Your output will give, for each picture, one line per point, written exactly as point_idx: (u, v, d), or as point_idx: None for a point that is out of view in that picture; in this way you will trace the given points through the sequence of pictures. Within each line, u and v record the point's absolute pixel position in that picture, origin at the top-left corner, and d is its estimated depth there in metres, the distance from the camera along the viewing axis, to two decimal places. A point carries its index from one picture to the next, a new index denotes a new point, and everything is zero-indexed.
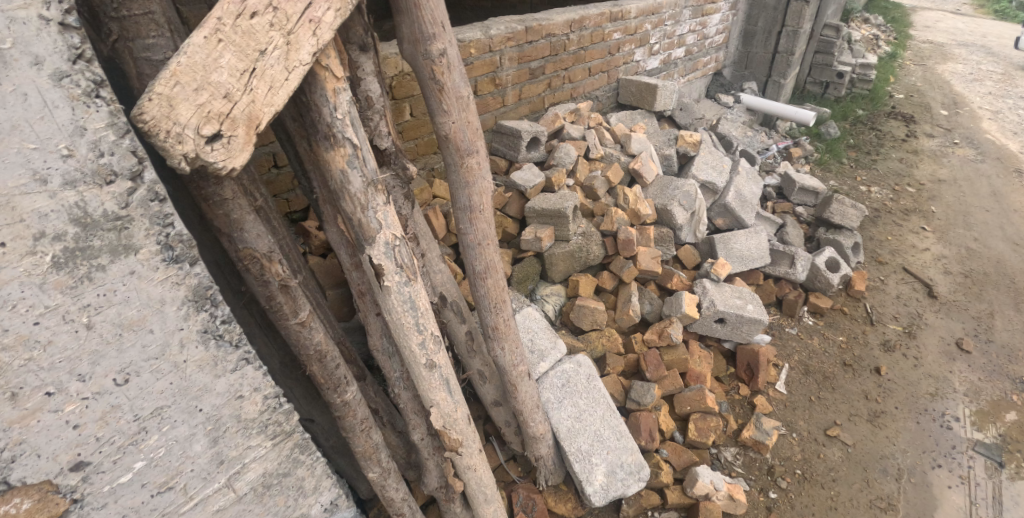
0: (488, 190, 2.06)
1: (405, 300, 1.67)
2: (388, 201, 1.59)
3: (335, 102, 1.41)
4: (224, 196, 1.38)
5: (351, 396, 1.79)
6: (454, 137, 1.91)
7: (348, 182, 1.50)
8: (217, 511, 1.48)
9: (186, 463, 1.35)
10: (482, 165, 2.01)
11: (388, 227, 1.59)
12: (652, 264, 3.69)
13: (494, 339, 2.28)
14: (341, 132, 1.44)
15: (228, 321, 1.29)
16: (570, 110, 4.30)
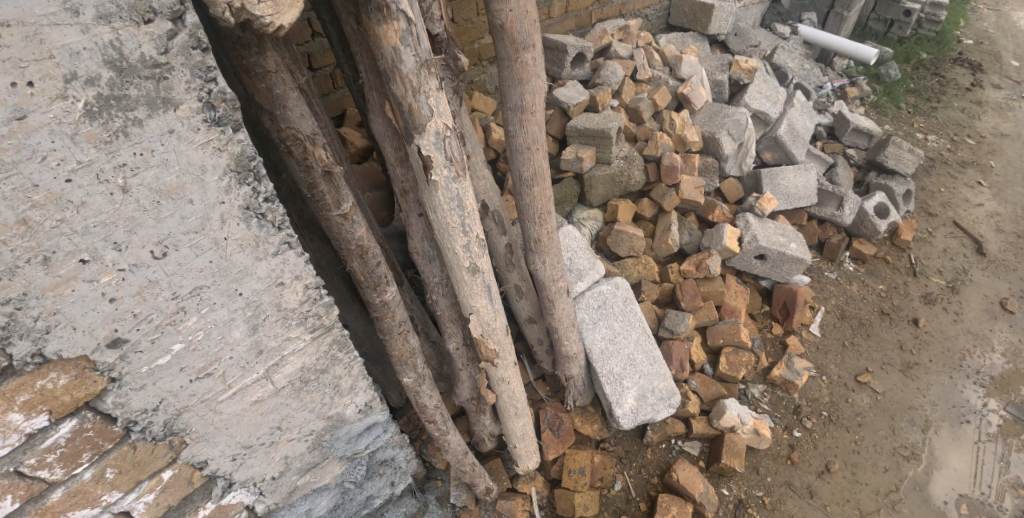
0: (540, 91, 1.92)
1: (452, 196, 1.59)
2: (441, 87, 1.45)
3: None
4: (268, 68, 1.26)
5: (390, 296, 1.74)
6: (510, 28, 1.73)
7: (400, 63, 1.35)
8: (255, 402, 1.52)
9: (224, 349, 1.34)
10: (537, 62, 1.85)
11: (440, 116, 1.46)
12: (695, 194, 3.53)
13: (535, 252, 2.21)
14: (395, 4, 1.28)
15: (271, 200, 1.20)
16: (619, 28, 3.98)
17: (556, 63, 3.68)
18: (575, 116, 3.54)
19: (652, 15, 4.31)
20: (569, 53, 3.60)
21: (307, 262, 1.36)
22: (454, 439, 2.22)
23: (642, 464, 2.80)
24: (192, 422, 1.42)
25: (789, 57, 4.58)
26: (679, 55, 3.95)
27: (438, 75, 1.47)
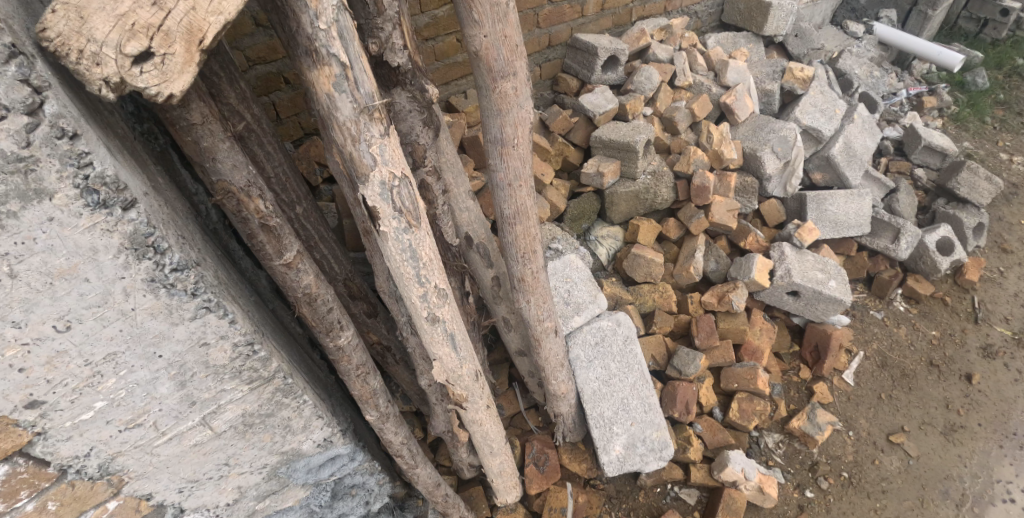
0: (524, 121, 1.73)
1: (403, 248, 1.48)
2: (386, 132, 1.32)
3: (316, 6, 1.12)
4: (193, 121, 1.20)
5: (346, 341, 1.68)
6: (485, 55, 1.56)
7: (337, 108, 1.25)
8: (195, 445, 1.53)
9: (151, 403, 1.36)
10: (520, 91, 1.66)
11: (385, 165, 1.34)
12: (727, 217, 3.25)
13: (519, 291, 2.06)
14: (325, 48, 1.16)
15: (181, 269, 1.18)
16: (658, 27, 3.62)
17: (587, 66, 3.42)
18: (601, 125, 3.30)
19: (701, 12, 3.94)
20: (600, 56, 3.33)
21: (234, 322, 1.33)
22: (424, 472, 2.17)
23: (632, 506, 2.66)
24: (129, 463, 1.46)
25: (857, 62, 4.06)
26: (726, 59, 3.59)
27: (389, 119, 1.34)
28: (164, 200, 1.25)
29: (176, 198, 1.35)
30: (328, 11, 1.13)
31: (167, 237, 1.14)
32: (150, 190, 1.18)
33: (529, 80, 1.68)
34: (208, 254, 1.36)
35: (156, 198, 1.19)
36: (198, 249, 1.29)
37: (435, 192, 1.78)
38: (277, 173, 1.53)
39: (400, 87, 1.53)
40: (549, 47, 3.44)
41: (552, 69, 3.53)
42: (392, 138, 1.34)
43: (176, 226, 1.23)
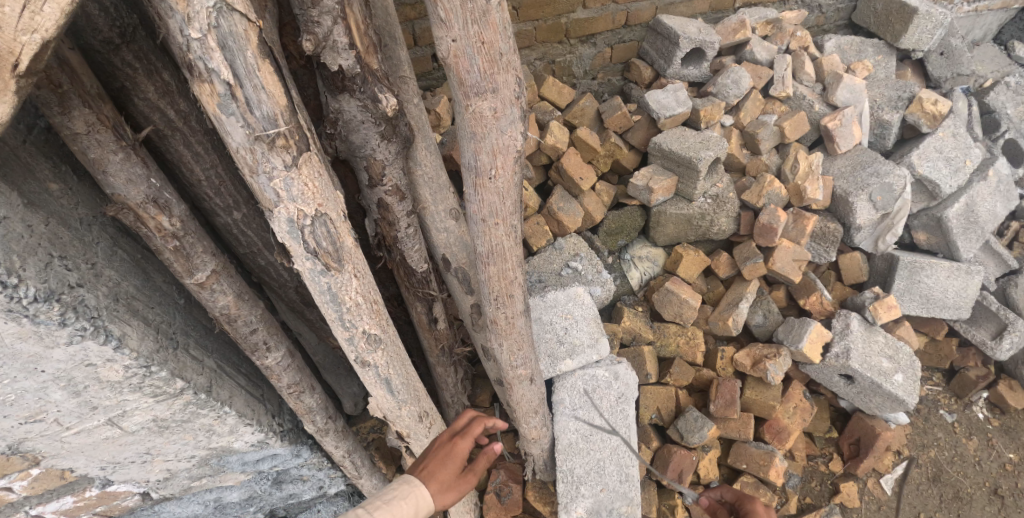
0: (508, 149, 1.36)
1: (320, 290, 1.27)
2: (294, 163, 1.08)
3: (184, 8, 0.88)
4: (76, 130, 1.03)
5: (273, 362, 1.55)
6: (454, 64, 1.23)
7: (227, 132, 1.03)
8: (105, 437, 1.48)
9: (47, 404, 1.28)
10: (501, 112, 1.30)
11: (291, 202, 1.11)
12: (790, 268, 2.77)
13: (491, 331, 1.81)
14: (201, 61, 0.93)
15: (45, 299, 1.03)
16: (765, 20, 3.05)
17: (665, 55, 2.91)
18: (665, 130, 2.82)
19: (827, 5, 3.27)
20: (682, 47, 2.81)
21: (122, 348, 1.20)
22: (367, 484, 2.10)
23: None
24: (38, 445, 1.42)
25: (1013, 99, 3.26)
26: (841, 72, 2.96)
27: (303, 146, 1.10)
28: (50, 212, 1.07)
29: (84, 202, 1.19)
30: (198, 14, 0.89)
31: (22, 268, 0.98)
32: (20, 209, 1.00)
33: (517, 98, 1.32)
34: (108, 265, 1.21)
35: (28, 215, 1.01)
36: (89, 263, 1.15)
37: (396, 213, 1.53)
38: (208, 176, 1.36)
39: (348, 94, 1.29)
40: (625, 27, 2.96)
41: (626, 52, 3.03)
42: (303, 170, 1.10)
43: (56, 244, 1.06)
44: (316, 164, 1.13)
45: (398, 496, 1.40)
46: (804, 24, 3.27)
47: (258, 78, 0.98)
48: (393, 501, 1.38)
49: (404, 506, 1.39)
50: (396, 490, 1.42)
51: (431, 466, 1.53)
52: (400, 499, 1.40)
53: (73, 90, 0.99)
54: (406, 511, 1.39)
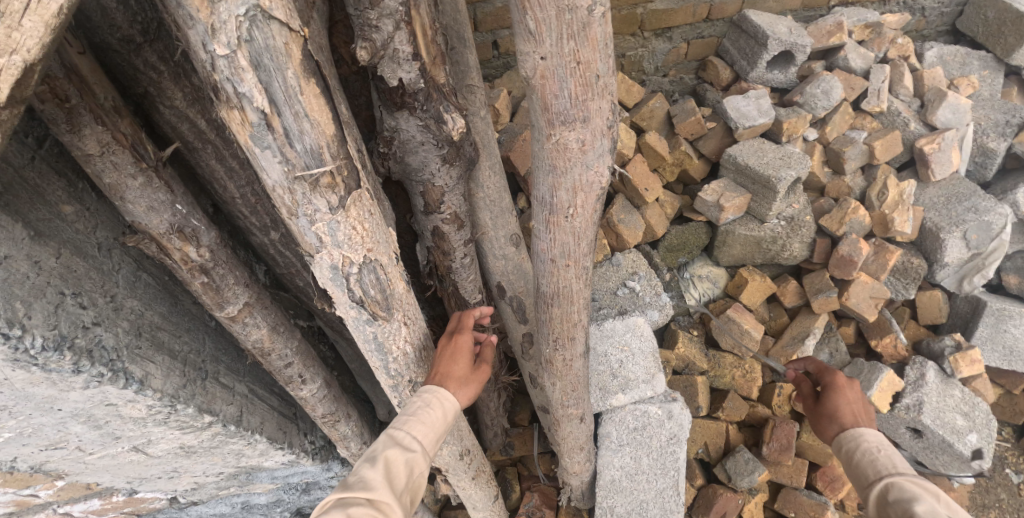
0: (591, 186, 1.16)
1: (366, 339, 1.13)
2: (341, 205, 0.89)
3: (207, 17, 0.68)
4: (89, 151, 0.87)
5: (308, 393, 1.44)
6: (540, 86, 1.01)
7: (262, 168, 0.83)
8: (131, 460, 1.41)
9: (68, 435, 1.20)
10: (589, 145, 1.09)
11: (336, 247, 0.93)
12: (865, 305, 2.51)
13: (545, 370, 1.67)
14: (229, 83, 0.73)
15: (55, 348, 0.91)
16: (863, 23, 2.71)
17: (749, 56, 2.60)
18: (742, 141, 2.55)
19: (931, 7, 2.89)
20: (770, 49, 2.50)
21: (144, 389, 1.09)
22: None
23: None
24: (61, 465, 1.36)
25: None
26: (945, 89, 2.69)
27: (353, 183, 0.91)
28: (63, 241, 0.96)
29: (104, 223, 1.07)
30: (226, 23, 0.68)
31: (27, 316, 0.87)
32: (24, 244, 0.89)
33: (610, 127, 1.09)
34: (131, 295, 1.10)
35: (35, 250, 0.90)
36: (107, 296, 1.04)
37: (452, 242, 1.35)
38: (242, 193, 1.19)
39: (407, 111, 1.07)
40: (706, 20, 2.65)
41: (702, 48, 2.73)
42: (352, 212, 0.92)
43: (69, 280, 0.96)
44: (367, 204, 0.95)
45: (421, 406, 1.13)
46: (904, 27, 2.93)
47: (300, 104, 0.77)
48: (417, 413, 1.12)
49: (432, 416, 1.12)
50: (416, 399, 1.14)
51: (440, 363, 1.21)
52: (423, 408, 1.12)
53: (83, 104, 0.83)
54: (434, 419, 1.12)
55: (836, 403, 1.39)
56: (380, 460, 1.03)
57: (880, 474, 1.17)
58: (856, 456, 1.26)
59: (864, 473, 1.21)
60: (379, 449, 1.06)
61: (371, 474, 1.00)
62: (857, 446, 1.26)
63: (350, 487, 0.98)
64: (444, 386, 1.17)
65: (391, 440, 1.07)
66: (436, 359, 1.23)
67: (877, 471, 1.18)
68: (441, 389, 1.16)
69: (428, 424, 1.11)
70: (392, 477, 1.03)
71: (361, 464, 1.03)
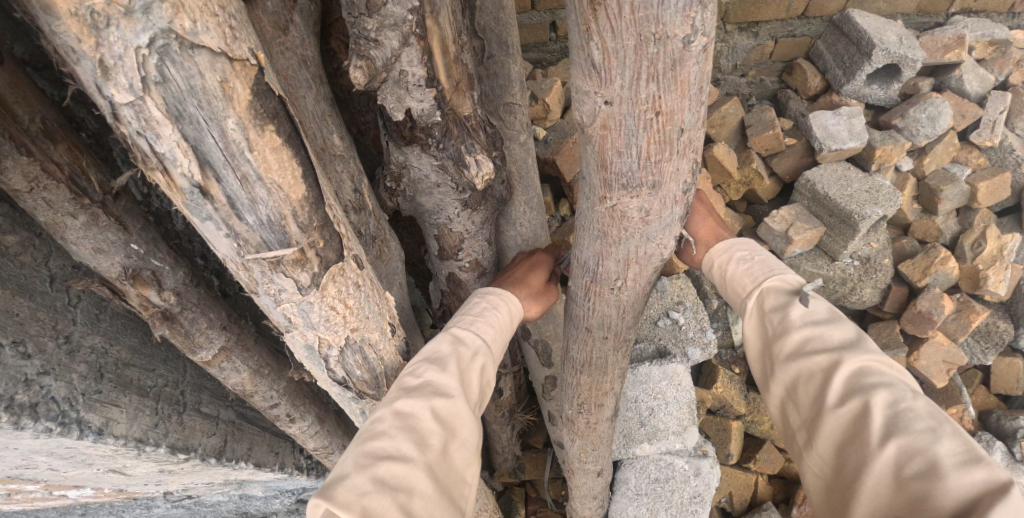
0: (651, 258, 0.91)
1: (354, 412, 0.97)
2: (317, 283, 0.73)
3: (94, 49, 0.49)
4: (14, 186, 0.75)
5: (298, 430, 1.28)
6: (597, 138, 0.75)
7: (208, 240, 0.67)
8: (112, 475, 1.35)
9: (32, 462, 1.14)
10: (653, 215, 0.83)
11: (310, 329, 0.77)
12: (936, 369, 2.25)
13: (566, 426, 1.47)
14: (142, 139, 0.56)
15: None
16: (987, 40, 2.35)
17: (846, 65, 2.21)
18: (824, 164, 2.19)
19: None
20: (875, 60, 2.11)
21: (99, 438, 1.00)
22: None
23: None
24: (39, 476, 1.30)
25: None
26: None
27: (332, 255, 0.74)
28: (1, 281, 0.89)
29: (58, 251, 0.98)
30: (122, 58, 0.50)
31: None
32: None
33: (685, 192, 0.83)
34: (91, 332, 1.02)
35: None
36: (61, 337, 0.97)
37: (470, 290, 1.15)
38: None
39: (419, 147, 0.85)
40: (800, 18, 2.28)
41: (791, 49, 2.35)
42: (329, 291, 0.75)
43: (8, 328, 0.89)
44: (352, 277, 0.78)
45: (487, 306, 0.94)
46: None
47: (249, 163, 0.60)
48: (485, 312, 0.92)
49: (501, 319, 0.93)
50: (479, 298, 0.96)
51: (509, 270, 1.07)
52: (491, 308, 0.94)
53: (1, 130, 0.70)
54: (503, 323, 0.93)
55: (699, 221, 1.06)
56: (448, 361, 0.79)
57: (749, 286, 0.91)
58: (723, 275, 0.98)
59: (732, 293, 0.94)
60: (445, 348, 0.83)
61: (441, 376, 0.77)
62: (720, 258, 0.99)
63: (411, 392, 0.74)
64: (513, 286, 1.01)
65: (457, 338, 0.85)
66: (501, 270, 1.09)
67: (747, 285, 0.92)
68: (508, 290, 1.00)
69: (497, 326, 0.92)
70: (464, 384, 0.79)
71: (421, 364, 0.79)
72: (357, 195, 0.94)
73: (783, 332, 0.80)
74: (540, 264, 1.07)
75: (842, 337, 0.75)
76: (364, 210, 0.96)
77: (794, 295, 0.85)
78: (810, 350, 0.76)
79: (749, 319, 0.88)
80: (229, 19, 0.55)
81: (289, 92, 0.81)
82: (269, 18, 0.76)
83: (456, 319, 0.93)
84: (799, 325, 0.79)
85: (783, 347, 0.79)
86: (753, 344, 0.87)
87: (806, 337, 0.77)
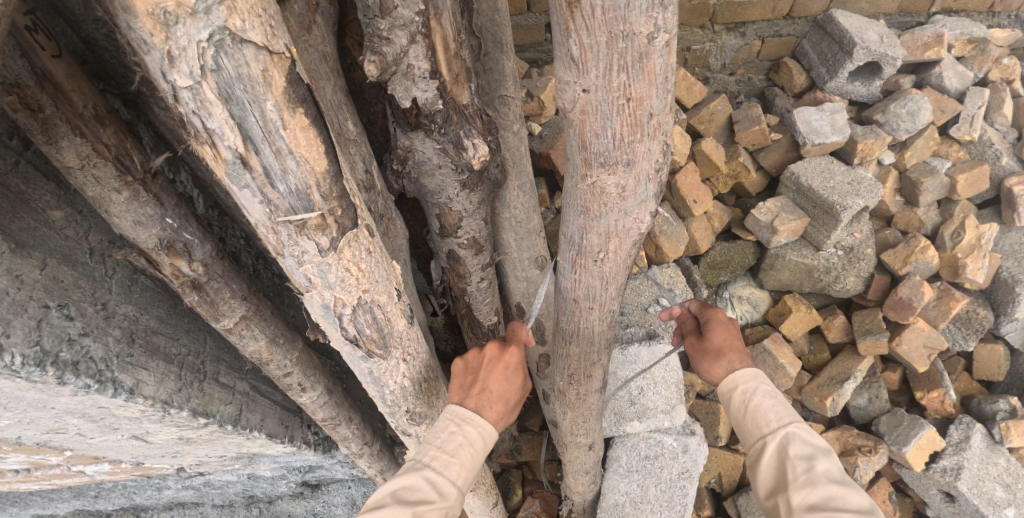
0: (628, 231, 1.02)
1: (362, 371, 1.08)
2: (333, 246, 0.84)
3: (163, 42, 0.62)
4: (67, 164, 0.89)
5: (308, 400, 1.39)
6: (577, 122, 0.86)
7: (244, 206, 0.79)
8: (133, 444, 1.45)
9: (64, 425, 1.24)
10: (629, 191, 0.95)
11: (327, 288, 0.89)
12: (917, 354, 2.34)
13: (557, 399, 1.57)
14: (196, 117, 0.69)
15: (35, 362, 0.95)
16: (966, 38, 2.42)
17: (829, 63, 2.32)
18: (808, 157, 2.30)
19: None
20: (856, 58, 2.22)
21: (130, 397, 1.11)
22: None
23: None
24: (64, 444, 1.40)
25: None
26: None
27: (348, 222, 0.86)
28: (48, 250, 1.01)
29: (97, 227, 1.11)
30: (186, 50, 0.63)
31: (5, 336, 0.92)
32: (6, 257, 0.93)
33: (657, 171, 0.94)
34: (124, 301, 1.14)
35: (16, 263, 0.94)
36: (98, 304, 1.08)
37: (468, 267, 1.26)
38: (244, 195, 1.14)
39: (423, 132, 0.96)
40: (785, 18, 2.38)
41: (778, 48, 2.45)
42: (344, 253, 0.87)
43: (55, 292, 1.00)
44: (364, 243, 0.90)
45: (461, 443, 1.07)
46: (1011, 46, 2.62)
47: (282, 139, 0.72)
48: (457, 451, 1.06)
49: (473, 453, 1.08)
50: (454, 431, 1.07)
51: (483, 379, 1.15)
52: (464, 445, 1.07)
53: (60, 114, 0.85)
54: (476, 455, 1.08)
55: (720, 338, 1.26)
56: (410, 510, 0.96)
57: (774, 428, 1.11)
58: (745, 404, 1.18)
59: (754, 428, 1.14)
60: (414, 494, 0.99)
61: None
62: (742, 386, 1.19)
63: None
64: (488, 412, 1.12)
65: (427, 483, 1.01)
66: (475, 373, 1.16)
67: (770, 425, 1.12)
68: (483, 416, 1.11)
69: (468, 462, 1.06)
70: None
71: (388, 505, 0.96)
72: (367, 175, 1.05)
73: (809, 482, 1.01)
74: (513, 372, 1.15)
75: (858, 502, 0.96)
76: (373, 190, 1.07)
77: (811, 448, 1.07)
78: (832, 504, 0.97)
79: (772, 459, 1.09)
80: (269, 19, 0.67)
81: (312, 82, 0.92)
82: (295, 18, 0.87)
83: (433, 437, 1.08)
84: (823, 481, 1.00)
85: (807, 496, 1.00)
86: (772, 487, 1.07)
87: (828, 492, 0.99)
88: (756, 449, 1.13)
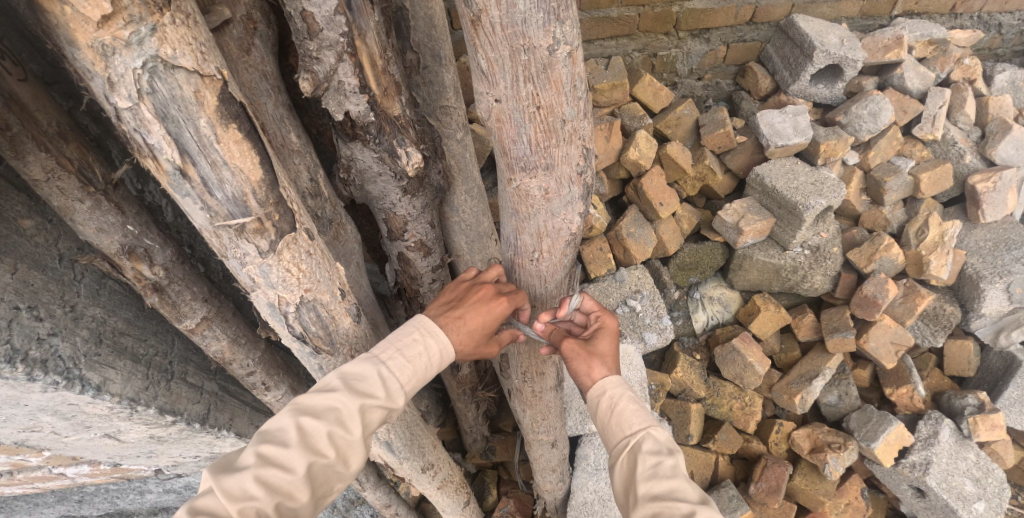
0: (558, 230, 1.10)
1: (312, 368, 1.15)
2: (273, 250, 0.91)
3: (103, 69, 0.69)
4: (33, 177, 0.95)
5: (273, 398, 1.45)
6: (497, 130, 0.92)
7: (188, 212, 0.86)
8: (108, 442, 1.51)
9: (38, 422, 1.31)
10: (554, 194, 1.02)
11: (270, 288, 0.95)
12: (884, 350, 2.39)
13: (515, 397, 1.63)
14: (138, 134, 0.75)
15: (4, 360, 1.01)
16: (927, 39, 2.50)
17: (792, 66, 2.39)
18: (773, 159, 2.35)
19: (1009, 25, 2.69)
20: (816, 61, 2.28)
21: (98, 394, 1.17)
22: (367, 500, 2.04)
23: None
24: (42, 443, 1.46)
25: None
26: (1010, 121, 2.49)
27: (286, 226, 0.92)
28: (19, 256, 1.08)
29: (66, 234, 1.18)
30: (123, 76, 0.70)
31: None
32: None
33: (579, 174, 1.01)
34: (92, 304, 1.21)
35: None
36: (67, 306, 1.15)
37: (419, 268, 1.36)
38: None
39: (360, 142, 1.03)
40: (749, 23, 2.44)
41: (743, 53, 2.51)
42: (284, 255, 0.93)
43: (24, 294, 1.07)
44: (304, 246, 0.96)
45: (421, 352, 1.02)
46: (972, 48, 2.69)
47: (217, 152, 0.78)
48: (414, 359, 1.02)
49: (427, 367, 1.03)
50: (417, 340, 1.03)
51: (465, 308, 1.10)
52: (422, 356, 1.03)
53: (25, 132, 0.92)
54: (429, 370, 1.04)
55: (608, 348, 1.18)
56: (357, 401, 0.93)
57: (636, 426, 1.06)
58: (610, 408, 1.11)
59: (615, 427, 1.08)
60: (364, 385, 0.95)
61: (347, 412, 0.91)
62: (617, 386, 1.12)
63: (318, 415, 0.90)
64: (455, 332, 1.07)
65: (379, 378, 0.97)
66: (456, 302, 1.12)
67: (633, 424, 1.06)
68: (447, 336, 1.06)
69: (421, 373, 1.02)
70: (364, 424, 0.94)
71: (336, 391, 0.93)
72: (313, 184, 1.12)
73: (654, 476, 0.97)
74: (490, 322, 1.10)
75: (697, 497, 0.93)
76: (320, 197, 1.14)
77: (662, 445, 1.03)
78: (674, 497, 0.93)
79: (628, 455, 1.03)
80: (201, 45, 0.74)
81: (253, 99, 0.99)
82: (235, 42, 0.93)
83: (396, 337, 1.03)
84: (670, 475, 0.97)
85: (654, 487, 0.96)
86: (620, 487, 1.02)
87: (671, 486, 0.95)
88: (613, 447, 1.08)
